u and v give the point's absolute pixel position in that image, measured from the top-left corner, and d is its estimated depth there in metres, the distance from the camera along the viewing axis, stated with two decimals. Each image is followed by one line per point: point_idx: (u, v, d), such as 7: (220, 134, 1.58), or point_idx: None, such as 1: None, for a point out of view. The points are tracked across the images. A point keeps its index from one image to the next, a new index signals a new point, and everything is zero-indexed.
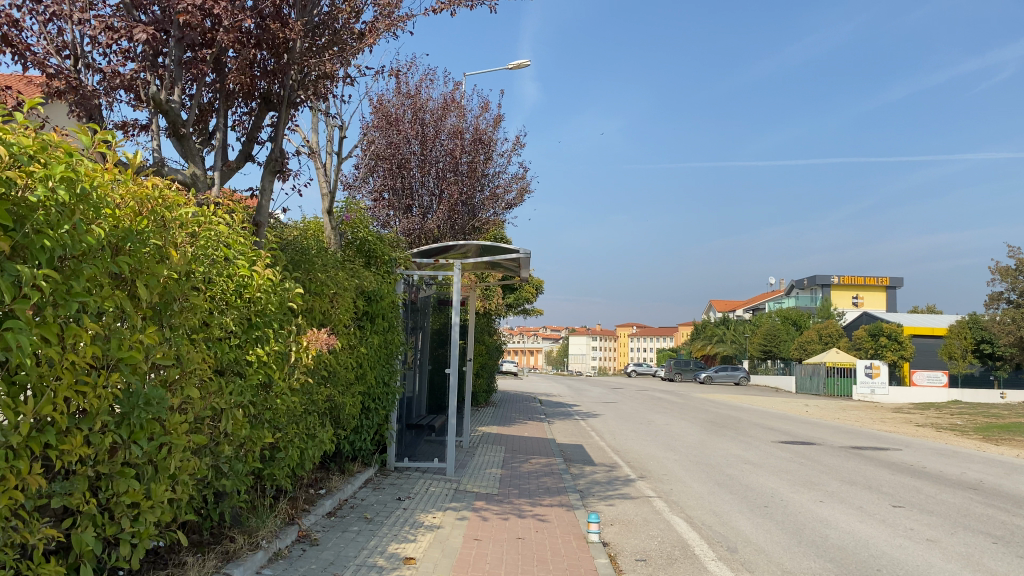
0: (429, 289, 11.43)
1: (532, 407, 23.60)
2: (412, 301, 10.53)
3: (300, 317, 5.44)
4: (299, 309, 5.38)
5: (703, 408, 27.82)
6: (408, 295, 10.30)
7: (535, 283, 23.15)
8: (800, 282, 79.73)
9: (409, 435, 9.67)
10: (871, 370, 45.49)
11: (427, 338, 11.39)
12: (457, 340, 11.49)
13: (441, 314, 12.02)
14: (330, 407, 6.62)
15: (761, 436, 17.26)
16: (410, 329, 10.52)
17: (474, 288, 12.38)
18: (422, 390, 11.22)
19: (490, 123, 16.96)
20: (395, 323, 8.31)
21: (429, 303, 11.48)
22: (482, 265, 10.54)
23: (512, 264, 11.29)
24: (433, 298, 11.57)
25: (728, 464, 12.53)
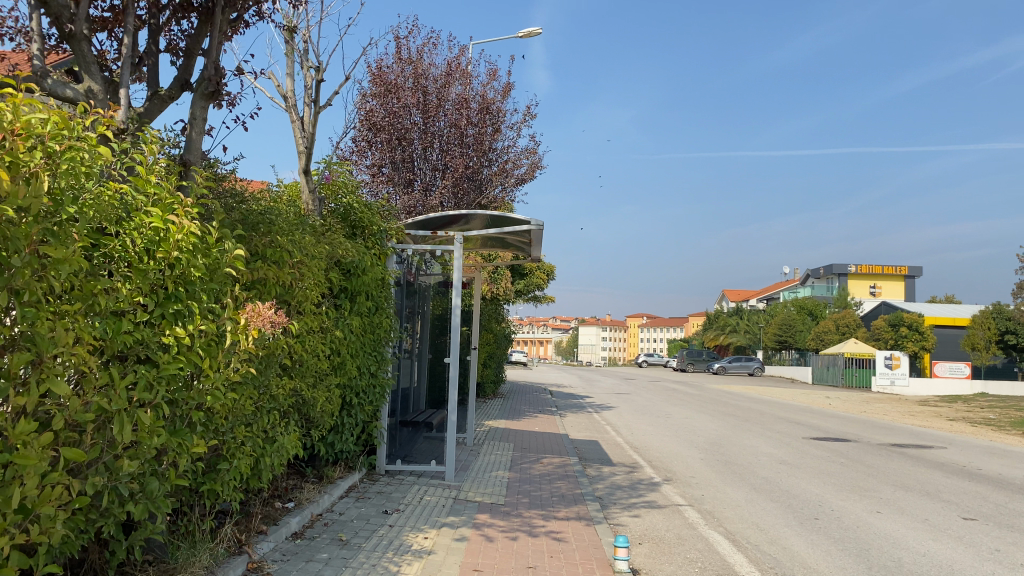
0: (429, 273, 10.15)
1: (541, 398, 22.38)
2: (408, 280, 9.26)
3: (244, 290, 4.19)
4: (241, 279, 4.13)
5: (721, 400, 26.54)
6: (404, 272, 9.03)
7: (546, 268, 21.90)
8: (816, 271, 78.23)
9: (403, 433, 8.42)
10: (892, 362, 44.09)
11: (426, 322, 10.13)
12: (460, 326, 10.21)
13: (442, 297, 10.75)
14: (298, 403, 5.38)
15: (790, 432, 15.98)
16: (407, 312, 9.27)
17: (480, 270, 11.10)
18: (420, 381, 9.97)
19: (499, 92, 15.68)
20: (384, 303, 7.07)
21: (429, 284, 10.21)
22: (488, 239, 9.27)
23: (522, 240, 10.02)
24: (433, 279, 10.29)
25: (762, 464, 11.27)
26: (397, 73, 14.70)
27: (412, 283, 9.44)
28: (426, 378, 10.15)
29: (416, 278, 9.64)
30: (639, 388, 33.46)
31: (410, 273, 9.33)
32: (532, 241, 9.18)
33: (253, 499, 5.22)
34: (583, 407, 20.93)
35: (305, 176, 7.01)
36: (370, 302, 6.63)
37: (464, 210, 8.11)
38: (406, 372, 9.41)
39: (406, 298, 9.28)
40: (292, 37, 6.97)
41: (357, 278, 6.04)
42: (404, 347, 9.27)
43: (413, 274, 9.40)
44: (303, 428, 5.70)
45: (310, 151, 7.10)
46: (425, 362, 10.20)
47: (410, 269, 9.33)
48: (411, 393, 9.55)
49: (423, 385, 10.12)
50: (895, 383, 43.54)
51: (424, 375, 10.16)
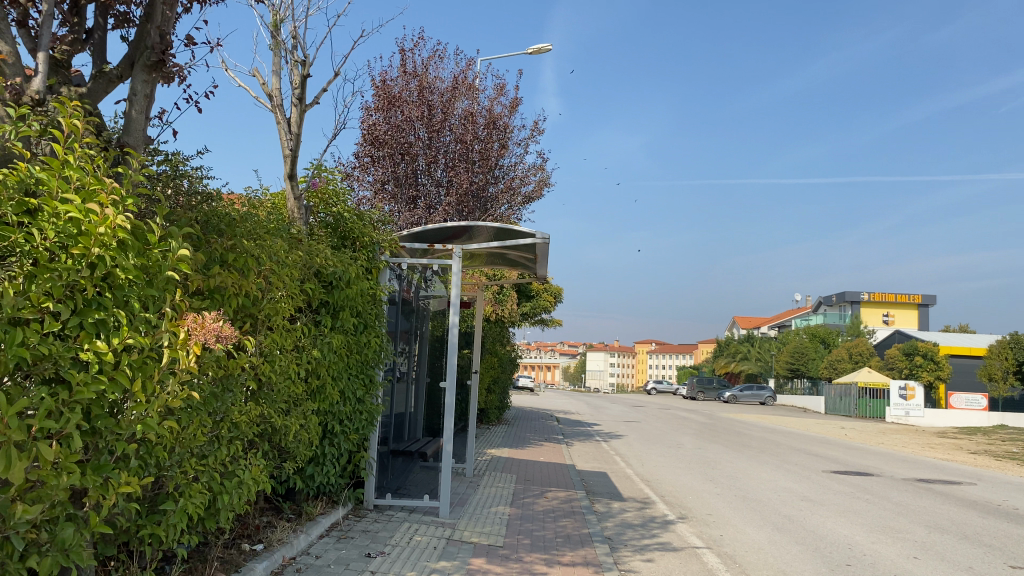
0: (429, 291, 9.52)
1: (547, 426, 21.64)
2: (402, 296, 8.65)
3: (192, 299, 3.56)
4: (187, 287, 3.51)
5: (732, 429, 25.72)
6: (397, 289, 8.42)
7: (553, 291, 21.25)
8: (828, 299, 77.30)
9: (395, 464, 7.75)
10: (906, 391, 43.12)
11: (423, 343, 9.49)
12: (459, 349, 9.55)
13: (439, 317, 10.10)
14: (266, 432, 4.73)
15: (809, 465, 15.19)
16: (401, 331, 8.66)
17: (482, 288, 10.46)
18: (415, 406, 9.33)
19: (507, 107, 15.12)
20: (373, 322, 6.43)
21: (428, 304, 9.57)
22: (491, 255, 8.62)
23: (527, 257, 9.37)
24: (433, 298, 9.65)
25: (782, 500, 10.53)
26: (401, 87, 14.19)
27: (408, 301, 8.84)
28: (421, 402, 9.50)
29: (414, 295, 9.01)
30: (648, 416, 32.64)
31: (405, 289, 8.74)
32: (538, 258, 8.53)
33: (212, 543, 4.56)
34: (591, 435, 20.17)
35: (290, 182, 6.40)
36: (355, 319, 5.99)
37: (461, 217, 7.42)
38: (399, 396, 8.77)
39: (400, 316, 8.67)
40: (278, 30, 6.40)
41: (342, 290, 5.37)
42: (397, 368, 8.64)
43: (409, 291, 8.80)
44: (274, 459, 5.03)
45: (297, 154, 6.48)
46: (422, 387, 9.54)
47: (406, 285, 8.73)
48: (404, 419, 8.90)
49: (419, 410, 9.48)
50: (910, 414, 42.56)
51: (420, 399, 9.50)
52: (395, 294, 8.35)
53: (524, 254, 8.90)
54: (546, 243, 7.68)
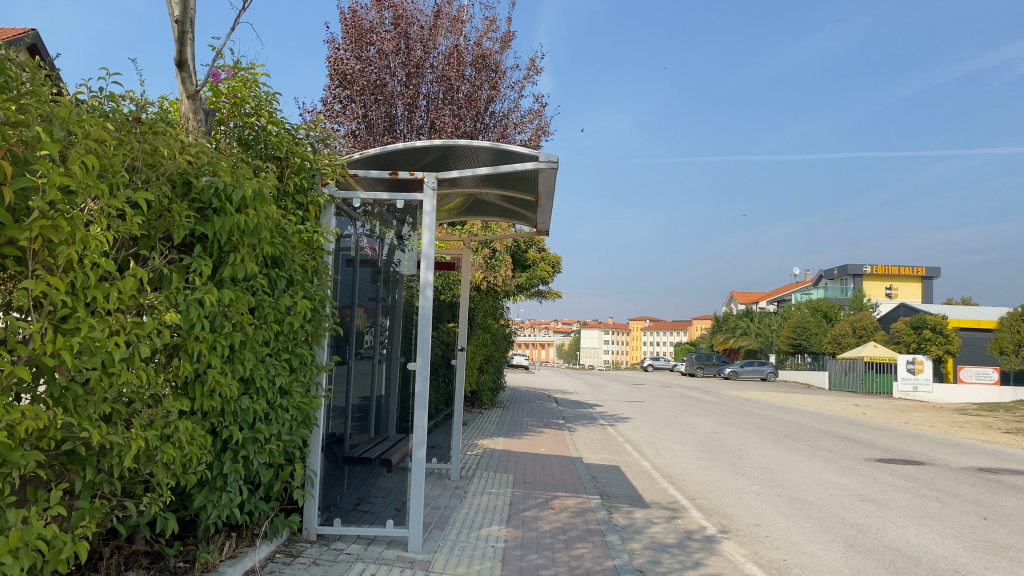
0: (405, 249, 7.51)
1: (546, 408, 19.74)
2: (359, 252, 6.72)
3: None
4: None
5: (744, 410, 23.85)
6: (349, 241, 6.49)
7: (551, 260, 19.29)
8: (829, 273, 75.40)
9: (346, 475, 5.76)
10: (915, 366, 41.41)
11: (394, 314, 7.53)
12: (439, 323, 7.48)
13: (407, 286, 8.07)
14: (75, 455, 2.72)
15: (847, 452, 13.28)
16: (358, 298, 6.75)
17: (468, 245, 8.49)
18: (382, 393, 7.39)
19: (500, 43, 12.97)
20: (299, 276, 4.38)
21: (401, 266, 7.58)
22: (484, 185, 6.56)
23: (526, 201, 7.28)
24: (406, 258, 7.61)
25: (839, 503, 8.61)
26: (373, 18, 12.05)
27: (372, 261, 6.92)
28: (389, 388, 7.54)
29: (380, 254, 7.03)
30: (651, 395, 30.81)
31: (366, 245, 6.81)
32: (543, 195, 6.57)
33: None
34: (594, 418, 18.26)
35: (176, 67, 4.39)
36: (265, 268, 3.95)
37: (430, 139, 5.30)
38: (357, 380, 6.85)
39: (359, 278, 6.74)
40: None
41: (232, 217, 3.31)
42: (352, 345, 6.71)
43: (373, 248, 6.88)
44: (109, 493, 3.03)
45: (186, 28, 4.48)
46: (391, 368, 7.59)
47: (367, 240, 6.79)
48: (361, 412, 6.95)
49: (387, 398, 7.54)
50: (919, 390, 40.86)
51: (390, 384, 7.56)
52: (347, 247, 6.43)
53: (521, 193, 6.94)
54: (553, 172, 5.50)
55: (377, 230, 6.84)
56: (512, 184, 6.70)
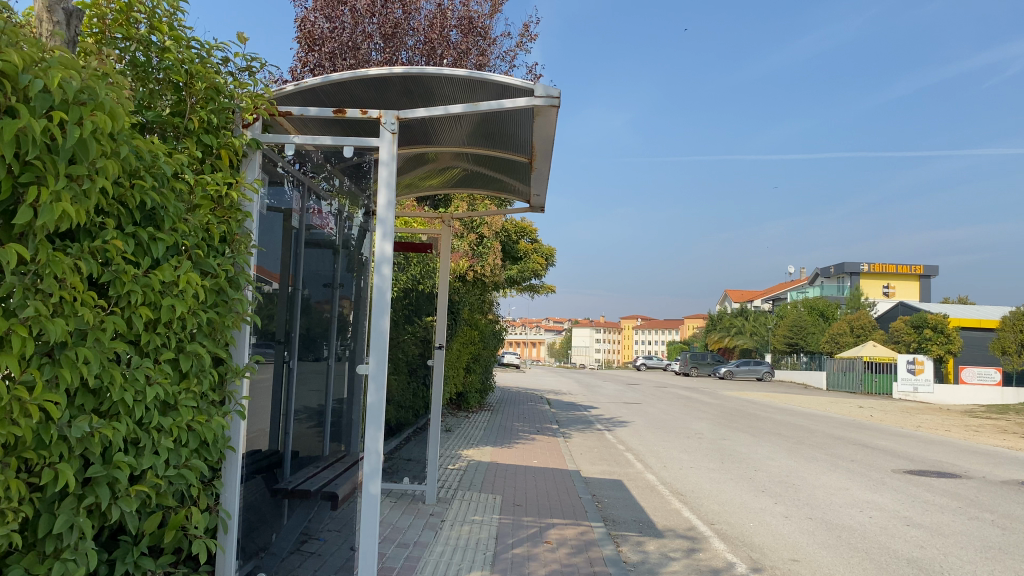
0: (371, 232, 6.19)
1: (538, 410, 18.48)
2: (309, 228, 5.26)
3: None
4: None
5: (746, 412, 22.64)
6: (296, 214, 5.02)
7: (544, 252, 18.05)
8: (826, 271, 74.22)
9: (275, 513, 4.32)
10: (915, 367, 40.34)
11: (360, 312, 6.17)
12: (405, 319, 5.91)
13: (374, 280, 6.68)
14: None
15: (871, 462, 12.06)
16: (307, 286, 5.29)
17: (449, 222, 7.19)
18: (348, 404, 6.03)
19: (491, 8, 11.66)
20: (182, 239, 3.06)
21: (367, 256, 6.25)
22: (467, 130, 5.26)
23: (517, 163, 5.95)
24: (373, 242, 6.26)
25: (883, 529, 7.34)
26: None
27: (333, 243, 5.44)
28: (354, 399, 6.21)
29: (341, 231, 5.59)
30: (646, 396, 29.60)
31: (325, 222, 5.33)
32: (539, 153, 5.29)
33: None
34: (589, 422, 17.03)
35: None
36: (113, 225, 2.64)
37: (388, 66, 3.96)
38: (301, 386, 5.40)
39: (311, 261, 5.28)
40: None
41: (23, 123, 2.10)
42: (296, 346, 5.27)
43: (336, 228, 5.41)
44: None
45: None
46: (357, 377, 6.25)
47: (328, 217, 5.33)
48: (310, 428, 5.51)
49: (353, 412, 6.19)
50: (919, 391, 39.75)
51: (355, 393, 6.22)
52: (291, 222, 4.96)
53: (511, 153, 5.68)
54: (552, 114, 4.12)
55: (345, 209, 5.39)
56: (500, 136, 5.40)
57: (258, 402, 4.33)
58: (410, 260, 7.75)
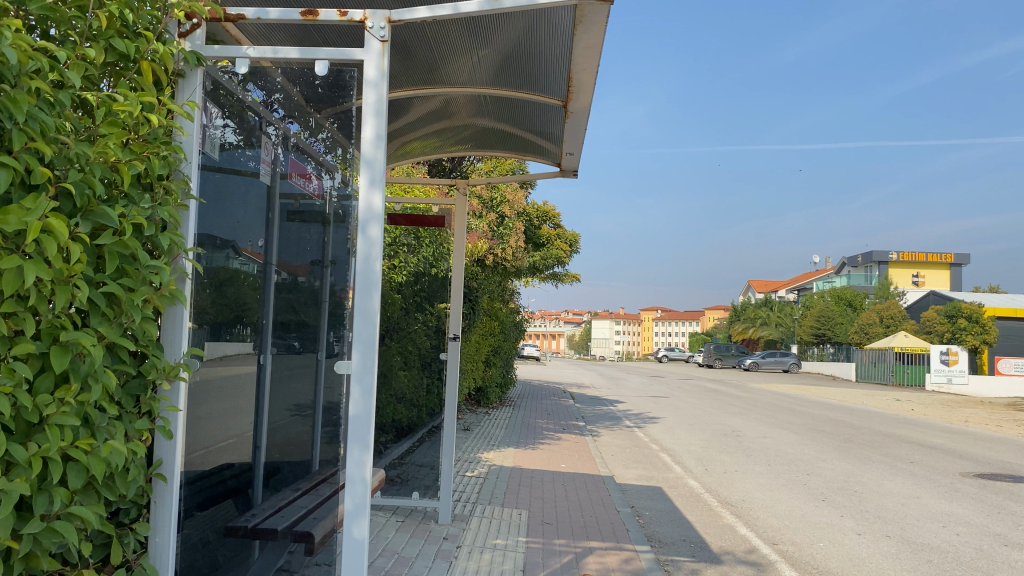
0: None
1: (562, 405, 17.43)
2: (298, 198, 3.87)
3: None
4: None
5: (781, 406, 21.46)
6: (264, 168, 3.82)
7: (568, 237, 17.04)
8: (854, 260, 72.51)
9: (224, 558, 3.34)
10: (949, 358, 38.84)
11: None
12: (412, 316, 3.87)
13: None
14: None
15: (933, 464, 10.90)
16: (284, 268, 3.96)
17: (464, 189, 6.18)
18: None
19: None
20: (48, 176, 2.04)
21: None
22: (486, 62, 4.32)
23: (545, 108, 4.99)
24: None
25: (978, 551, 6.23)
26: None
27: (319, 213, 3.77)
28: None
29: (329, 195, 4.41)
30: (673, 389, 28.46)
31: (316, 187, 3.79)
32: (576, 83, 4.24)
33: None
34: (618, 418, 15.95)
35: None
36: None
37: None
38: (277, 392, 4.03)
39: (289, 238, 3.89)
40: None
41: None
42: (269, 340, 4.01)
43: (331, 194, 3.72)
44: None
45: None
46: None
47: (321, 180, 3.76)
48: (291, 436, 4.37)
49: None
50: (953, 383, 38.33)
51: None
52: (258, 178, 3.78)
53: (540, 96, 4.73)
54: None
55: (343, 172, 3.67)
56: (527, 66, 4.37)
57: (208, 405, 3.32)
58: (422, 233, 6.58)
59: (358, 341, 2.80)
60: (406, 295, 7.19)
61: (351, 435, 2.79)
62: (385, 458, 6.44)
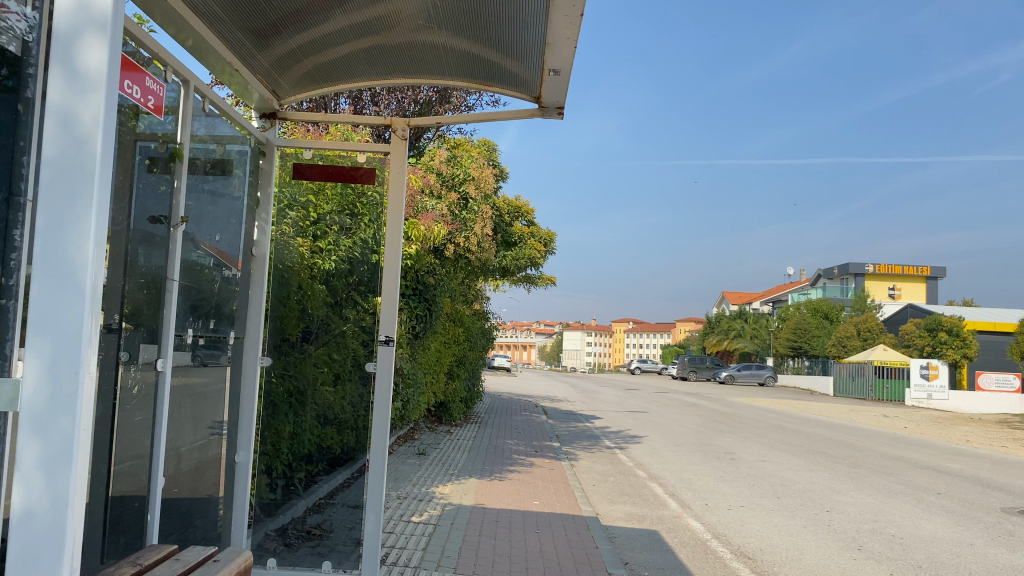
0: (202, 106, 3.74)
1: (534, 422, 15.72)
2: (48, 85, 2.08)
3: None
4: None
5: (769, 423, 19.90)
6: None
7: (541, 237, 15.54)
8: (828, 273, 71.71)
9: None
10: (929, 372, 37.61)
11: (199, 279, 3.85)
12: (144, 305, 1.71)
13: (238, 224, 4.16)
14: None
15: (966, 497, 9.37)
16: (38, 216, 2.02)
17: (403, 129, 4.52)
18: (183, 436, 3.80)
19: None
20: None
21: (201, 181, 3.81)
22: None
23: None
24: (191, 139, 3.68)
25: None
26: None
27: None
28: (196, 427, 3.91)
29: (134, 142, 3.26)
30: (650, 403, 26.83)
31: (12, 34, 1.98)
32: None
33: None
34: (597, 438, 14.25)
35: None
36: None
37: None
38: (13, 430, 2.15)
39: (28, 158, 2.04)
40: None
41: None
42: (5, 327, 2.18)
43: None
44: None
45: None
46: (204, 392, 3.95)
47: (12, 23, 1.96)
48: (141, 498, 3.42)
49: (191, 449, 3.87)
50: (933, 398, 37.12)
51: (185, 410, 3.79)
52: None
53: None
54: None
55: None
56: None
57: None
58: (359, 207, 4.81)
59: (52, 257, 1.93)
60: (336, 288, 4.92)
61: (22, 540, 1.91)
62: (309, 500, 4.82)
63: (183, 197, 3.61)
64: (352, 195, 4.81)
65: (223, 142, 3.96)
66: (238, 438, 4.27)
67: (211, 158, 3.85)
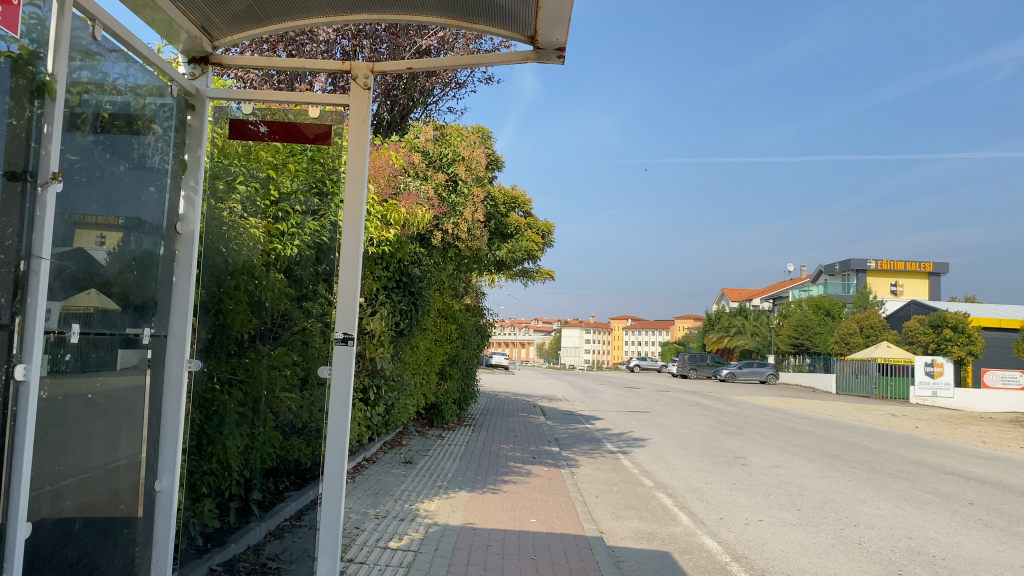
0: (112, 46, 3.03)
1: (532, 424, 14.94)
2: None
3: None
4: None
5: (775, 423, 19.11)
6: None
7: (538, 228, 14.77)
8: (830, 269, 70.89)
9: None
10: (933, 370, 36.85)
11: (101, 259, 2.99)
12: None
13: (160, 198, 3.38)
14: None
15: (1001, 508, 8.58)
16: None
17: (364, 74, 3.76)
18: (70, 467, 2.92)
19: None
20: None
21: (116, 138, 3.06)
22: None
23: None
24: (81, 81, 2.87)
25: None
26: None
27: None
28: (92, 455, 3.03)
29: (31, 88, 2.59)
30: (652, 402, 26.07)
31: None
32: None
33: None
34: (598, 441, 13.47)
35: None
36: None
37: None
38: None
39: None
40: None
41: None
42: None
43: None
44: None
45: None
46: (116, 401, 3.17)
47: None
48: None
49: (102, 471, 3.11)
50: (939, 395, 36.33)
51: (82, 429, 2.96)
52: None
53: None
54: None
55: None
56: None
57: None
58: (328, 184, 3.97)
59: None
60: (302, 280, 4.03)
61: None
62: (266, 525, 4.07)
63: (57, 144, 2.68)
64: (320, 171, 3.97)
65: (139, 92, 3.21)
66: (160, 461, 3.50)
67: (119, 110, 3.07)
